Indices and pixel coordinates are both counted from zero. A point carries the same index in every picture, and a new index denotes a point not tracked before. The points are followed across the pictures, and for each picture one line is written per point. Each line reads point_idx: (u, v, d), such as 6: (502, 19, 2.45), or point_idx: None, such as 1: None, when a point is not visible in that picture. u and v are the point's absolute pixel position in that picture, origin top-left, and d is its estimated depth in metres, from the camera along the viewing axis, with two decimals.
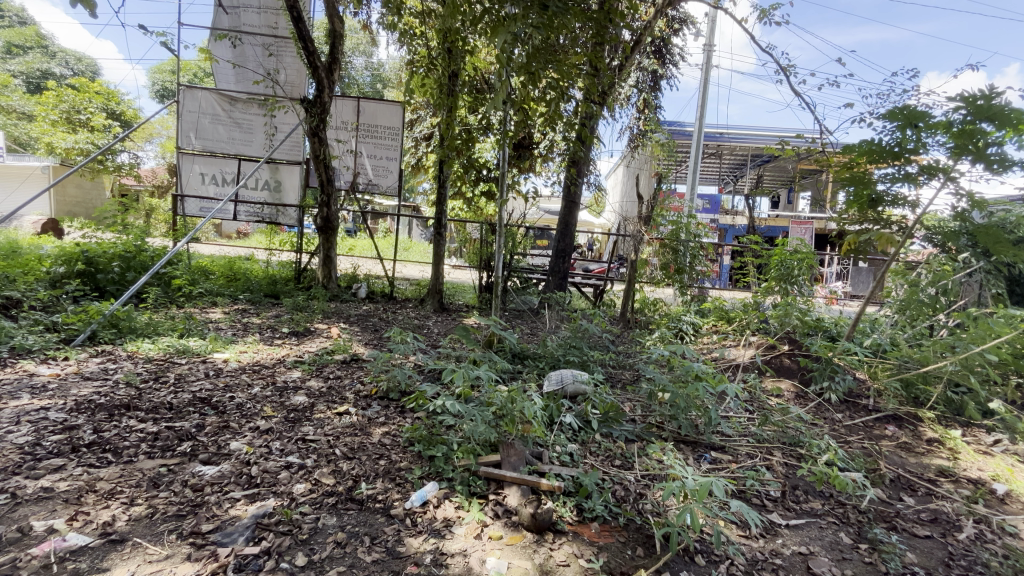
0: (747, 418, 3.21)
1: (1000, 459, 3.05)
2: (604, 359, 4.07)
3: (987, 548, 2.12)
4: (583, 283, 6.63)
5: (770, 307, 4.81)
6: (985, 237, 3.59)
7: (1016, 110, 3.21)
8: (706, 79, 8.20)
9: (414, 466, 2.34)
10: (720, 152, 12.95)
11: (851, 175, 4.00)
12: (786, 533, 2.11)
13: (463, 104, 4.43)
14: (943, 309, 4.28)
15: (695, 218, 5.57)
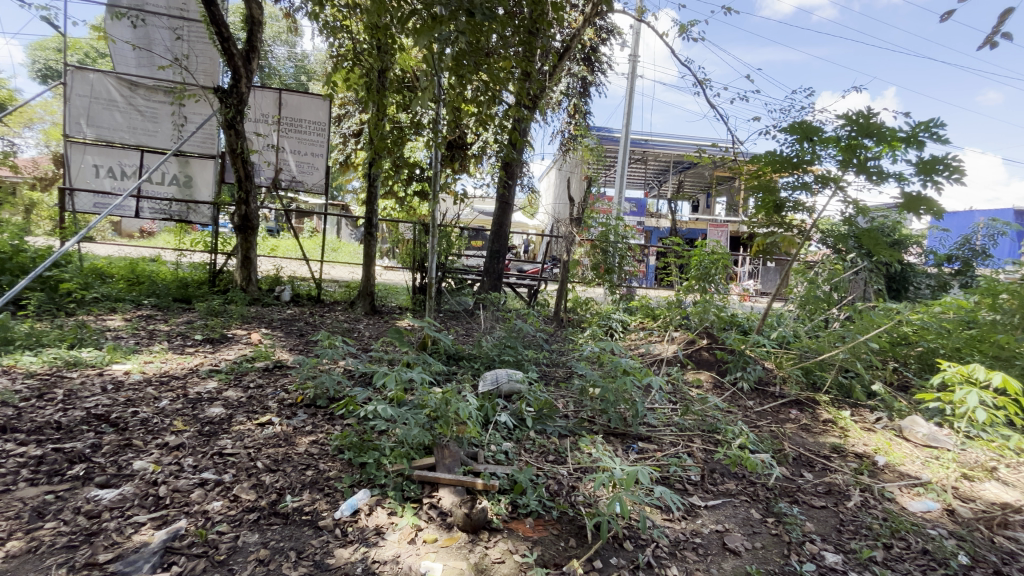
0: (670, 409, 3.41)
1: (881, 434, 3.48)
2: (538, 358, 4.15)
3: (870, 513, 2.41)
4: (517, 283, 6.71)
5: (690, 304, 5.13)
6: (867, 240, 4.07)
7: (890, 128, 3.68)
8: (632, 87, 8.60)
9: (344, 475, 2.25)
10: (645, 158, 13.65)
11: (759, 182, 4.38)
12: (704, 514, 2.27)
13: (394, 102, 4.34)
14: (836, 303, 4.80)
15: (623, 220, 5.83)
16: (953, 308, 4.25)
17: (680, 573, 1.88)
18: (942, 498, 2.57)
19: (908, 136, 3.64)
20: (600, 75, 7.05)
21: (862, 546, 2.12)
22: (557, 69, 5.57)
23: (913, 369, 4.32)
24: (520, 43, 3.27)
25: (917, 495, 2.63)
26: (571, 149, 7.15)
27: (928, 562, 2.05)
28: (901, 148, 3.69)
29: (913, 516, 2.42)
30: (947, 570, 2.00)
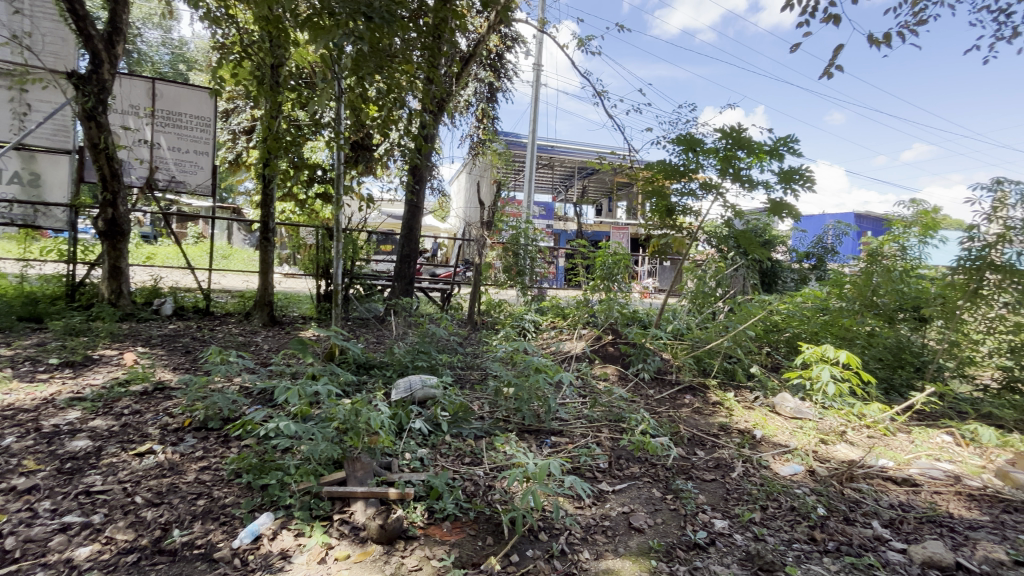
0: (580, 402, 3.59)
1: (759, 410, 3.95)
2: (452, 361, 4.14)
3: (750, 480, 2.73)
4: (429, 288, 6.62)
5: (597, 302, 5.40)
6: (743, 240, 4.59)
7: (757, 142, 4.19)
8: (537, 95, 8.87)
9: (242, 500, 2.07)
10: (551, 163, 14.19)
11: (653, 188, 4.76)
12: (612, 498, 2.43)
13: (290, 99, 4.09)
14: (720, 297, 5.35)
15: (532, 223, 5.98)
16: (810, 297, 4.95)
17: (591, 555, 1.99)
18: (805, 461, 2.98)
19: (772, 149, 4.17)
20: (507, 81, 7.17)
21: (745, 510, 2.39)
22: (463, 73, 5.60)
23: (782, 352, 4.96)
24: (423, 46, 3.24)
25: (786, 460, 3.02)
26: (480, 153, 7.19)
27: (795, 517, 2.37)
28: (766, 160, 4.23)
29: (783, 479, 2.79)
30: (810, 522, 2.33)
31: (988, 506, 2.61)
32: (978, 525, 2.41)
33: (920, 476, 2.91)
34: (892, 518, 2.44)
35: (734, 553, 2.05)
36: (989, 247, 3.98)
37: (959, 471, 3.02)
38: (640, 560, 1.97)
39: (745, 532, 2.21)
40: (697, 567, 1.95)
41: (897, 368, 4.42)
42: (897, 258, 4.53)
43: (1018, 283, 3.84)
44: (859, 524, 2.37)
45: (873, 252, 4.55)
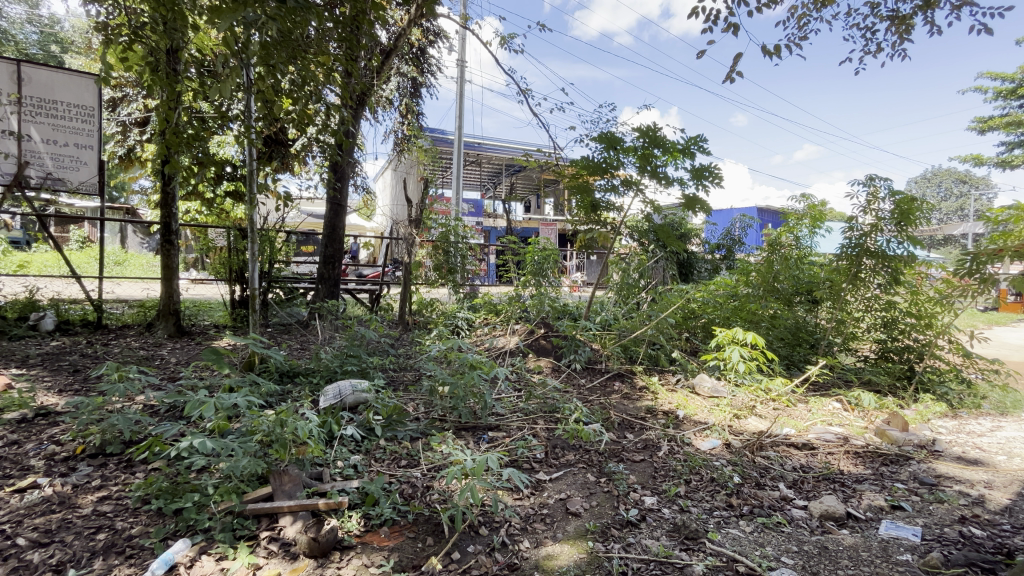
0: (515, 396, 3.64)
1: (680, 391, 4.23)
2: (383, 364, 4.02)
3: (675, 457, 2.92)
4: (357, 289, 6.38)
5: (528, 297, 5.49)
6: (662, 233, 4.87)
7: (671, 141, 4.47)
8: (461, 91, 8.79)
9: (151, 529, 1.88)
10: (479, 160, 14.19)
11: (578, 184, 4.91)
12: (549, 486, 2.49)
13: (192, 88, 3.74)
14: (643, 288, 5.65)
15: (462, 221, 5.94)
16: (722, 285, 5.37)
17: (531, 544, 2.03)
18: (722, 435, 3.24)
19: (684, 148, 4.47)
20: (430, 77, 7.02)
21: (671, 486, 2.55)
22: (384, 67, 5.43)
23: (699, 337, 5.34)
24: (340, 38, 3.11)
25: (706, 436, 3.27)
26: (406, 150, 7.01)
27: (715, 487, 2.58)
28: (679, 158, 4.52)
29: (704, 453, 3.01)
30: (728, 490, 2.53)
31: (870, 461, 2.99)
32: (863, 478, 2.76)
33: (816, 440, 3.27)
34: (794, 479, 2.73)
35: (663, 526, 2.18)
36: (865, 236, 4.56)
37: (847, 433, 3.43)
38: (577, 543, 2.04)
39: (672, 506, 2.37)
40: (631, 543, 2.05)
41: (796, 346, 4.92)
42: (792, 247, 5.04)
43: (888, 265, 4.47)
44: (768, 487, 2.62)
45: (773, 242, 5.02)
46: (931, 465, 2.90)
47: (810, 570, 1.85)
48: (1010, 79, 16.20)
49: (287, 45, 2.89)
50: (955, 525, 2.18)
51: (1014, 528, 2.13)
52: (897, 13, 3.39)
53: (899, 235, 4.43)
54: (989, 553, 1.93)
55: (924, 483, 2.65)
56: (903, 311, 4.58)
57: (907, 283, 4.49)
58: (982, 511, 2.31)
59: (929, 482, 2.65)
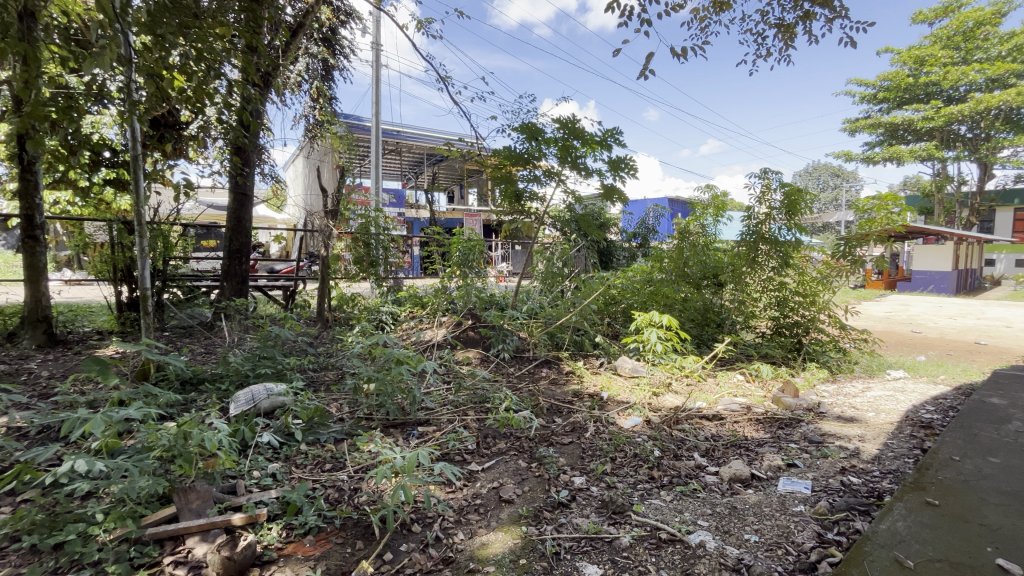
0: (444, 389, 3.60)
1: (604, 373, 4.42)
2: (302, 364, 3.78)
3: (601, 436, 3.05)
4: (268, 286, 5.92)
5: (454, 289, 5.41)
6: (584, 222, 5.00)
7: (589, 133, 4.60)
8: (377, 77, 8.40)
9: (24, 569, 1.62)
10: (399, 148, 13.71)
11: (501, 174, 4.90)
12: (481, 476, 2.50)
13: (55, 57, 3.22)
14: (567, 276, 5.81)
15: (382, 212, 5.69)
16: (639, 271, 5.67)
17: (465, 535, 2.02)
18: (643, 413, 3.45)
19: (602, 140, 4.61)
20: (343, 59, 6.62)
21: (598, 464, 2.66)
22: (291, 46, 5.03)
23: (620, 321, 5.61)
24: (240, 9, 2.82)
25: (628, 414, 3.45)
26: (318, 136, 6.58)
27: (638, 462, 2.73)
28: (597, 150, 4.67)
29: (627, 431, 3.18)
30: (650, 463, 2.69)
31: (769, 426, 3.33)
32: (763, 441, 3.06)
33: (724, 411, 3.58)
34: (707, 448, 2.96)
35: (592, 503, 2.27)
36: (761, 224, 5.03)
37: (749, 402, 3.79)
38: (511, 529, 2.06)
39: (600, 483, 2.47)
40: (562, 523, 2.11)
41: (705, 325, 5.33)
42: (699, 235, 5.42)
43: (779, 250, 4.97)
44: (684, 457, 2.83)
45: (683, 231, 5.38)
46: (817, 425, 3.28)
47: (723, 529, 2.02)
48: (871, 86, 18.61)
49: (174, 13, 2.56)
50: (837, 475, 2.49)
51: (881, 473, 2.48)
52: (783, 22, 3.74)
53: (788, 224, 4.94)
54: (863, 497, 2.23)
55: (812, 441, 2.99)
56: (792, 289, 5.11)
57: (795, 265, 5.02)
58: (857, 461, 2.65)
59: (816, 440, 3.00)
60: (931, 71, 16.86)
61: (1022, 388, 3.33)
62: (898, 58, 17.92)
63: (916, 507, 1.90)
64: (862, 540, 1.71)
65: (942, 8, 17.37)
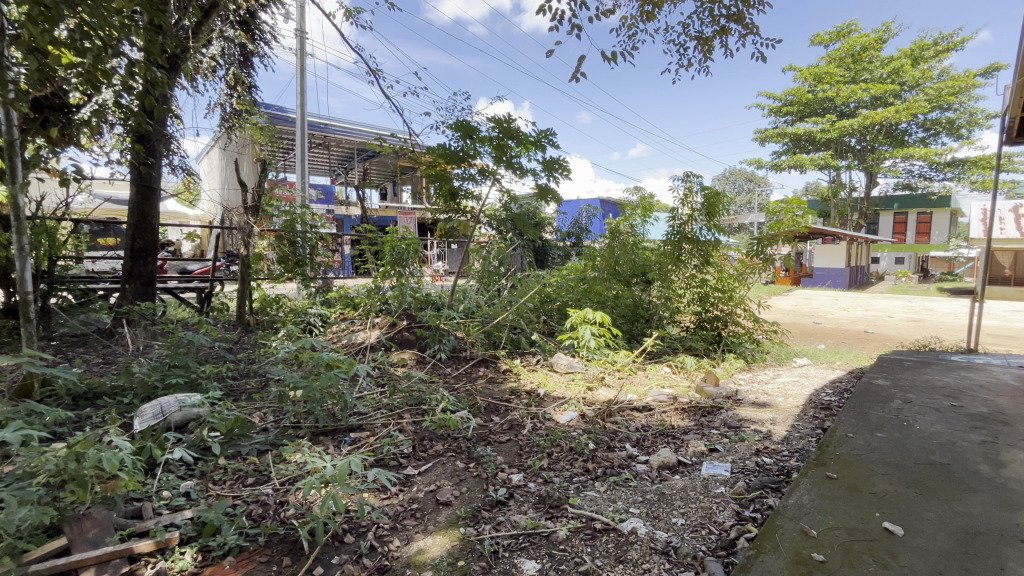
0: (378, 392, 3.49)
1: (540, 370, 4.49)
2: (220, 372, 3.49)
3: (537, 433, 3.09)
4: (178, 288, 5.41)
5: (388, 289, 5.25)
6: (519, 221, 5.03)
7: (524, 133, 4.64)
8: (302, 66, 7.93)
9: None
10: (327, 143, 13.11)
11: (436, 172, 4.82)
12: (418, 480, 2.44)
13: None
14: (503, 275, 5.85)
15: (309, 208, 5.38)
16: (573, 270, 5.83)
17: (402, 541, 1.97)
18: (578, 407, 3.54)
19: (536, 140, 4.68)
20: (263, 46, 6.20)
21: (535, 460, 2.70)
22: (203, 27, 4.63)
23: (555, 319, 5.71)
24: None
25: (564, 409, 3.53)
26: (236, 126, 6.10)
27: (574, 455, 2.80)
28: (532, 150, 4.72)
29: (563, 425, 3.25)
30: (585, 456, 2.77)
31: (692, 414, 3.54)
32: (688, 429, 3.25)
33: (653, 402, 3.76)
34: (637, 438, 3.09)
35: (529, 499, 2.29)
36: (684, 224, 5.38)
37: (676, 393, 4.01)
38: (449, 531, 2.03)
39: (537, 479, 2.50)
40: (500, 522, 2.11)
41: (635, 321, 5.56)
42: (629, 234, 5.66)
43: (701, 249, 5.33)
44: (617, 448, 2.93)
45: (613, 231, 5.59)
46: (735, 411, 3.54)
47: (653, 515, 2.12)
48: (778, 99, 20.37)
49: None
50: (752, 456, 2.70)
51: (789, 453, 2.72)
52: (702, 35, 3.99)
53: (708, 225, 5.33)
54: (775, 475, 2.44)
55: (731, 427, 3.22)
56: (713, 285, 5.46)
57: (715, 263, 5.39)
58: (770, 443, 2.89)
59: (734, 425, 3.23)
60: (827, 88, 18.76)
61: (901, 370, 3.79)
62: (800, 75, 19.76)
63: (819, 481, 2.10)
64: (774, 515, 1.86)
65: (836, 32, 19.37)
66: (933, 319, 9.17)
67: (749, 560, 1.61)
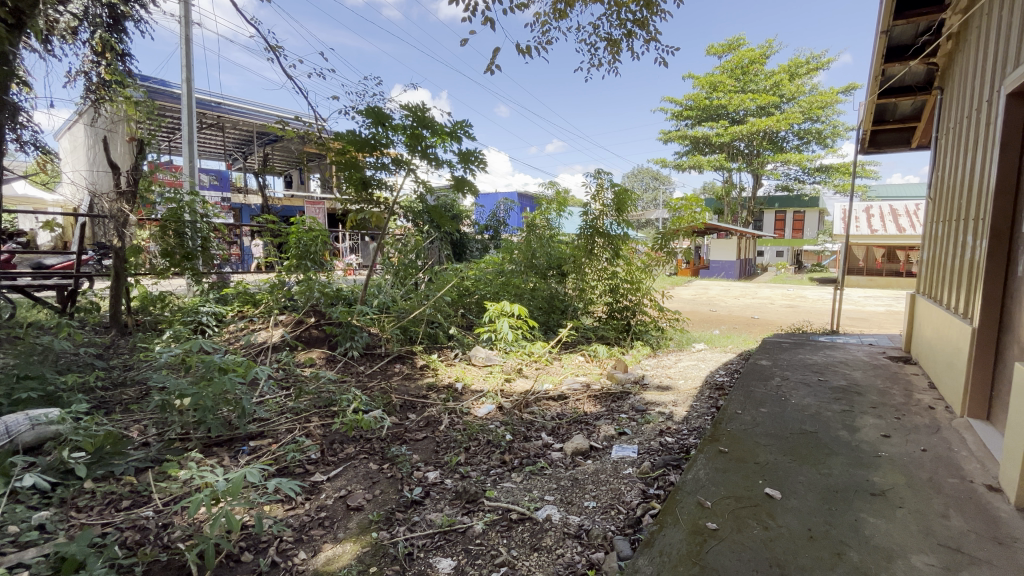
0: (282, 396, 3.25)
1: (458, 364, 4.45)
2: (87, 383, 3.04)
3: (454, 428, 3.06)
4: (31, 286, 4.58)
5: (294, 284, 4.90)
6: (436, 213, 4.91)
7: (439, 123, 4.53)
8: (186, 36, 7.07)
9: None
10: (221, 124, 11.90)
11: (345, 159, 4.57)
12: (327, 486, 2.31)
13: None
14: (420, 268, 5.70)
15: (199, 196, 4.83)
16: (491, 263, 5.83)
17: (308, 553, 1.84)
18: (495, 400, 3.56)
19: (452, 131, 4.59)
20: (137, 9, 5.42)
21: (452, 456, 2.67)
22: None
23: (474, 312, 5.66)
24: None
25: (482, 402, 3.54)
26: (106, 100, 4.90)
27: (491, 448, 2.80)
28: (447, 141, 4.62)
29: (480, 419, 3.24)
30: (501, 448, 2.79)
31: (604, 400, 3.71)
32: (599, 415, 3.40)
33: (567, 391, 3.88)
34: (553, 426, 3.18)
35: (445, 496, 2.26)
36: (597, 219, 5.63)
37: (589, 380, 4.18)
38: (360, 537, 1.94)
39: (454, 474, 2.48)
40: (415, 522, 2.05)
41: (551, 313, 5.68)
42: (545, 228, 5.78)
43: (612, 243, 5.61)
44: (533, 438, 2.99)
45: (530, 224, 5.69)
46: (641, 395, 3.76)
47: (566, 500, 2.19)
48: (679, 104, 21.91)
49: None
50: (656, 437, 2.88)
51: (688, 432, 2.94)
52: (611, 37, 4.13)
53: (618, 220, 5.62)
54: (675, 453, 2.62)
55: (638, 410, 3.42)
56: (622, 277, 5.75)
57: (624, 256, 5.69)
58: (671, 423, 3.11)
59: (641, 409, 3.44)
60: (720, 96, 20.53)
61: (781, 351, 4.26)
62: (697, 82, 21.41)
63: (713, 456, 2.28)
64: (674, 490, 2.00)
65: (727, 45, 21.23)
66: (805, 305, 10.47)
67: (653, 535, 1.71)
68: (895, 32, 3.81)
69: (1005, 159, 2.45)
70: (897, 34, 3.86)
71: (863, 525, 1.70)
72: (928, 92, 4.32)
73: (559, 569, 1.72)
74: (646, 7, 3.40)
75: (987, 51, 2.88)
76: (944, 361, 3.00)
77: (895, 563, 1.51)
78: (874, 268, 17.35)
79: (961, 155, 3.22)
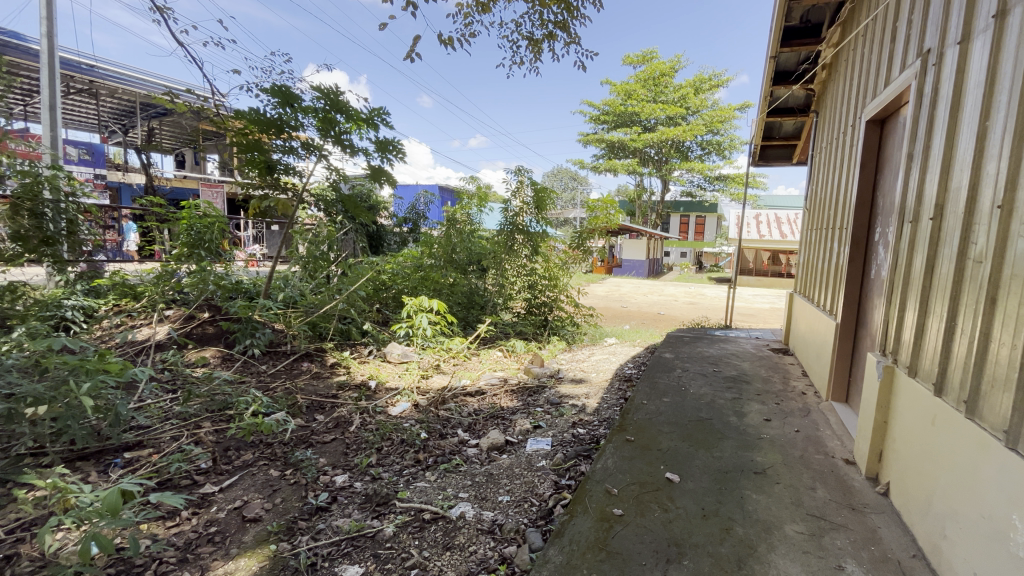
0: (167, 400, 2.91)
1: (372, 361, 4.27)
2: None
3: (366, 428, 2.93)
4: None
5: (185, 275, 4.40)
6: (350, 203, 4.65)
7: (354, 109, 4.30)
8: None
9: None
10: (95, 90, 10.38)
11: (247, 141, 4.17)
12: (219, 498, 2.10)
13: None
14: (332, 261, 5.38)
15: (63, 171, 4.18)
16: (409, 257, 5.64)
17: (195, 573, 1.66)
18: (411, 398, 3.46)
19: (368, 118, 4.37)
20: None
21: (363, 458, 2.55)
22: None
23: (390, 307, 5.44)
24: None
25: (397, 401, 3.42)
26: None
27: (405, 447, 2.72)
28: (363, 128, 4.40)
29: (395, 417, 3.14)
30: (416, 447, 2.72)
31: (520, 394, 3.77)
32: (515, 409, 3.44)
33: (484, 387, 3.87)
34: (469, 423, 3.16)
35: (354, 500, 2.16)
36: (517, 216, 5.68)
37: (506, 375, 4.22)
38: (257, 551, 1.78)
39: (364, 477, 2.37)
40: (320, 530, 1.93)
41: (471, 309, 5.63)
42: (465, 223, 5.71)
43: (531, 240, 5.69)
44: (449, 435, 2.95)
45: (450, 219, 5.60)
46: (556, 389, 3.87)
47: (481, 496, 2.18)
48: (597, 108, 22.86)
49: None
50: (569, 429, 2.97)
51: (598, 423, 3.07)
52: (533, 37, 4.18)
53: (538, 218, 5.73)
54: (586, 444, 2.72)
55: (552, 403, 3.51)
56: (540, 274, 5.89)
57: (542, 253, 5.80)
58: (583, 415, 3.22)
59: (555, 402, 3.53)
60: (633, 104, 21.70)
61: (682, 344, 4.59)
62: (614, 89, 22.46)
63: (621, 445, 2.40)
64: (584, 480, 2.07)
65: (641, 57, 22.50)
66: (704, 303, 11.42)
67: (564, 525, 1.76)
68: (782, 58, 4.26)
69: (863, 178, 2.82)
70: (783, 59, 4.30)
71: (747, 501, 1.88)
72: (806, 114, 4.88)
73: (472, 567, 1.71)
74: (566, 10, 3.47)
75: (853, 83, 3.30)
76: (814, 352, 3.40)
77: (772, 533, 1.69)
78: (761, 270, 19.35)
79: (831, 172, 3.67)
